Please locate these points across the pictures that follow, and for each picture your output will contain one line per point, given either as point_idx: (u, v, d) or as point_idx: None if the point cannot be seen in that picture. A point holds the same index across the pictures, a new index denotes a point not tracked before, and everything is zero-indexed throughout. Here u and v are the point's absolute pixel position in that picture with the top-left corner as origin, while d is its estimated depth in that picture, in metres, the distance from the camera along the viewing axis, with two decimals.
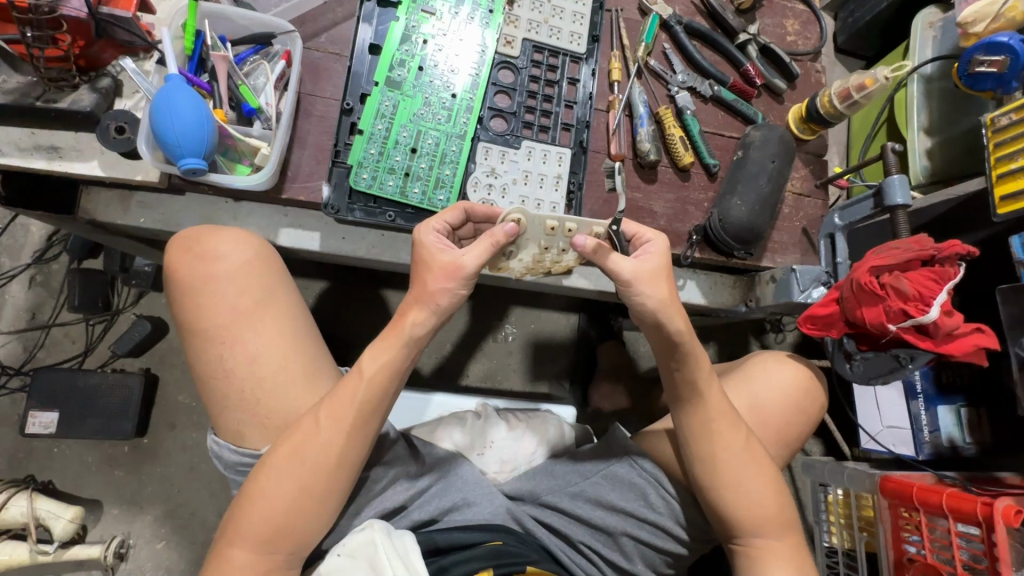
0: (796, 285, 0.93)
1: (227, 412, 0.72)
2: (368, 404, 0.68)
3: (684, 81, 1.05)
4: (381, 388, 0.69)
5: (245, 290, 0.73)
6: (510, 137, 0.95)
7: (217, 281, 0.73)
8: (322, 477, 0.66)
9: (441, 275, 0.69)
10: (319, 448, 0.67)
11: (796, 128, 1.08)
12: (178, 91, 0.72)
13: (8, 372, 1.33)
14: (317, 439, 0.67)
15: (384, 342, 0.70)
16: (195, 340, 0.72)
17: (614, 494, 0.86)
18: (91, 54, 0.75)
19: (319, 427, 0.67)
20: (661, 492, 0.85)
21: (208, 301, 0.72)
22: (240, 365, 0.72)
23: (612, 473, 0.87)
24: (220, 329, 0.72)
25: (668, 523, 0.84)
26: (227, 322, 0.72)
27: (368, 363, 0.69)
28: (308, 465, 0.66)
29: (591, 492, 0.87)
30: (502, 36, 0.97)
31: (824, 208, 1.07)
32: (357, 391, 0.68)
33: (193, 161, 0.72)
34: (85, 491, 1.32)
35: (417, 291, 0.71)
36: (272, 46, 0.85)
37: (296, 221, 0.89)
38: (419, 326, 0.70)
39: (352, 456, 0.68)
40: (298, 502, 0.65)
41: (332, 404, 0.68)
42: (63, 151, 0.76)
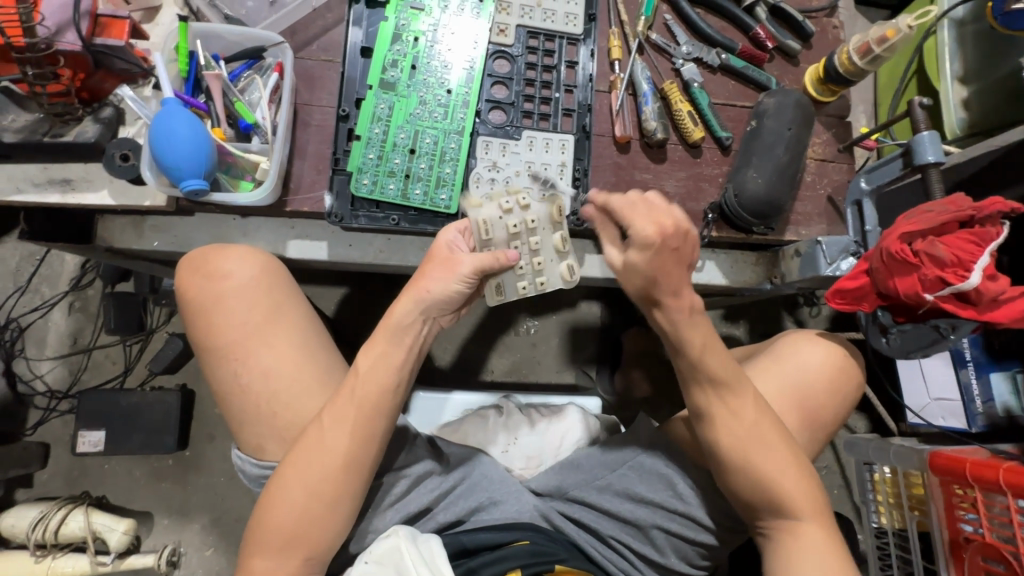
0: (823, 258, 0.88)
1: (246, 426, 0.73)
2: (371, 404, 0.70)
3: (689, 52, 1.00)
4: (380, 387, 0.70)
5: (253, 307, 0.74)
6: (511, 128, 0.93)
7: (227, 298, 0.74)
8: (331, 482, 0.67)
9: (440, 268, 0.75)
10: (330, 453, 0.68)
11: (814, 91, 1.02)
12: (176, 114, 0.73)
13: (57, 395, 1.39)
14: (325, 444, 0.68)
15: (378, 338, 0.73)
16: (210, 359, 0.74)
17: (643, 486, 0.84)
18: (92, 85, 0.77)
19: (327, 431, 0.68)
20: (689, 483, 0.82)
21: (218, 320, 0.74)
22: (253, 380, 0.73)
23: (637, 464, 0.85)
24: (231, 346, 0.73)
25: (699, 513, 0.81)
26: (238, 339, 0.73)
27: (364, 361, 0.72)
28: (318, 472, 0.67)
29: (620, 485, 0.85)
30: (494, 25, 0.94)
31: (850, 173, 1.01)
32: (361, 390, 0.70)
33: (194, 182, 0.73)
34: (136, 504, 1.38)
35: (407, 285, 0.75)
36: (265, 60, 0.85)
37: (302, 232, 0.89)
38: (408, 316, 0.73)
39: (364, 459, 0.69)
40: (315, 508, 0.67)
41: (335, 408, 0.69)
42: (75, 183, 0.78)
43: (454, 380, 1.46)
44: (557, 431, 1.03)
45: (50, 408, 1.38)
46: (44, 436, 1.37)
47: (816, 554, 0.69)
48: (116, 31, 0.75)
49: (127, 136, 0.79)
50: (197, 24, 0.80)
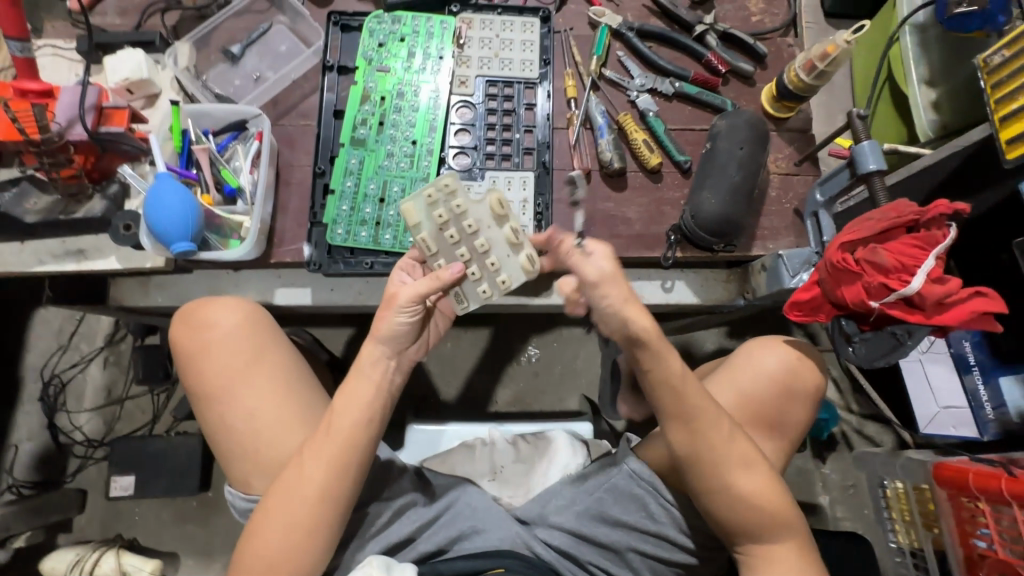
0: (784, 271, 0.89)
1: (234, 464, 0.80)
2: (344, 438, 0.74)
3: (642, 84, 1.05)
4: (351, 422, 0.74)
5: (237, 352, 0.81)
6: (475, 171, 0.99)
7: (213, 345, 0.81)
8: (308, 514, 0.72)
9: (390, 306, 0.77)
10: (306, 487, 0.72)
11: (771, 108, 1.05)
12: (166, 186, 0.82)
13: (93, 444, 1.51)
14: (301, 478, 0.72)
15: (348, 375, 0.77)
16: (201, 403, 0.81)
17: (618, 508, 0.85)
18: (101, 166, 0.88)
19: (304, 465, 0.73)
20: (660, 501, 0.84)
21: (207, 367, 0.81)
22: (240, 421, 0.79)
23: (612, 485, 0.85)
24: (219, 390, 0.80)
25: (671, 531, 0.83)
26: (225, 383, 0.80)
27: (337, 398, 0.76)
28: (296, 505, 0.72)
29: (596, 507, 0.86)
30: (456, 78, 1.03)
31: (815, 184, 1.02)
32: (334, 425, 0.74)
33: (182, 244, 0.81)
34: (163, 546, 1.46)
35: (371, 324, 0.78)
36: (247, 129, 0.95)
37: (288, 280, 0.97)
38: (376, 355, 0.77)
39: (341, 489, 0.73)
40: (296, 533, 0.71)
41: (312, 444, 0.74)
42: (88, 252, 0.89)
43: (457, 412, 1.50)
44: (544, 458, 1.05)
45: (88, 456, 1.50)
46: (83, 483, 1.48)
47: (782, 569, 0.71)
48: (117, 119, 0.87)
49: (132, 207, 0.89)
50: (188, 106, 0.91)
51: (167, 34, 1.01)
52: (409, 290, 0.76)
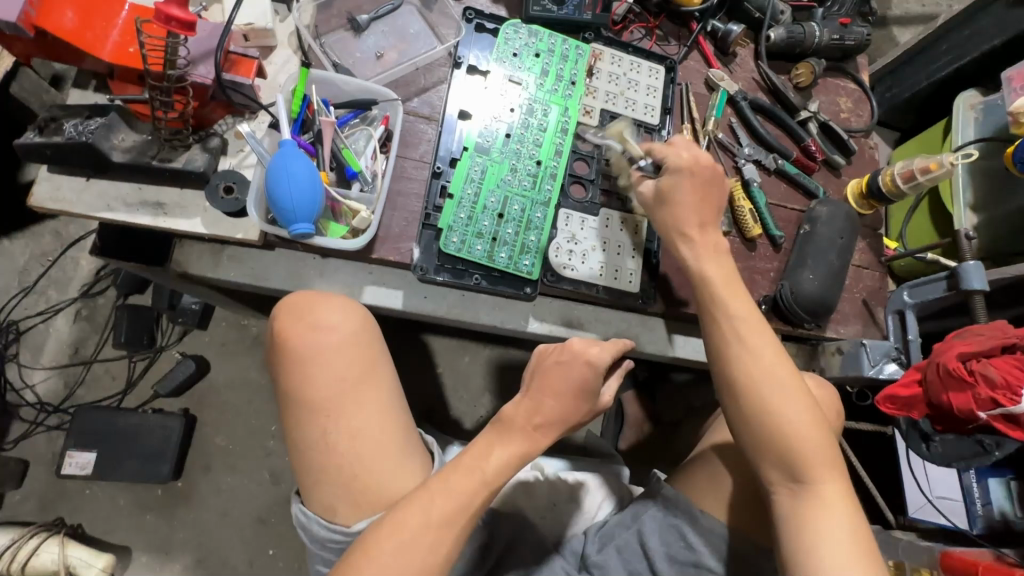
0: (866, 359, 0.95)
1: (322, 484, 0.72)
2: (475, 497, 0.66)
3: (750, 153, 1.09)
4: (494, 485, 0.68)
5: (348, 366, 0.75)
6: (590, 204, 0.97)
7: (326, 352, 0.75)
8: (418, 567, 0.63)
9: (572, 375, 0.70)
10: (421, 535, 0.64)
11: (856, 203, 1.13)
12: (294, 158, 0.73)
13: (47, 409, 1.29)
14: (417, 525, 0.64)
15: (504, 433, 0.70)
16: (300, 412, 0.74)
17: (657, 539, 0.91)
18: (203, 113, 0.78)
19: (422, 510, 0.64)
20: (700, 530, 0.89)
21: (316, 374, 0.74)
22: (343, 440, 0.72)
23: (650, 516, 0.93)
24: (325, 402, 0.73)
25: (712, 562, 0.87)
26: (332, 396, 0.73)
27: (490, 457, 0.68)
28: (408, 554, 0.62)
29: (637, 540, 0.92)
30: (581, 106, 1.01)
31: (881, 280, 1.11)
32: (469, 479, 0.67)
33: (303, 226, 0.73)
34: (114, 536, 1.27)
35: (541, 386, 0.70)
36: (370, 111, 0.88)
37: (380, 278, 0.90)
38: (544, 419, 0.70)
39: (455, 549, 0.65)
40: (413, 574, 0.62)
41: (444, 491, 0.66)
42: (167, 207, 0.77)
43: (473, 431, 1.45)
44: (593, 500, 1.06)
45: (37, 422, 1.28)
46: (24, 453, 1.26)
47: (834, 521, 0.71)
48: (245, 69, 0.77)
49: (228, 166, 0.79)
50: (318, 72, 0.82)
51: None
52: (603, 359, 0.71)
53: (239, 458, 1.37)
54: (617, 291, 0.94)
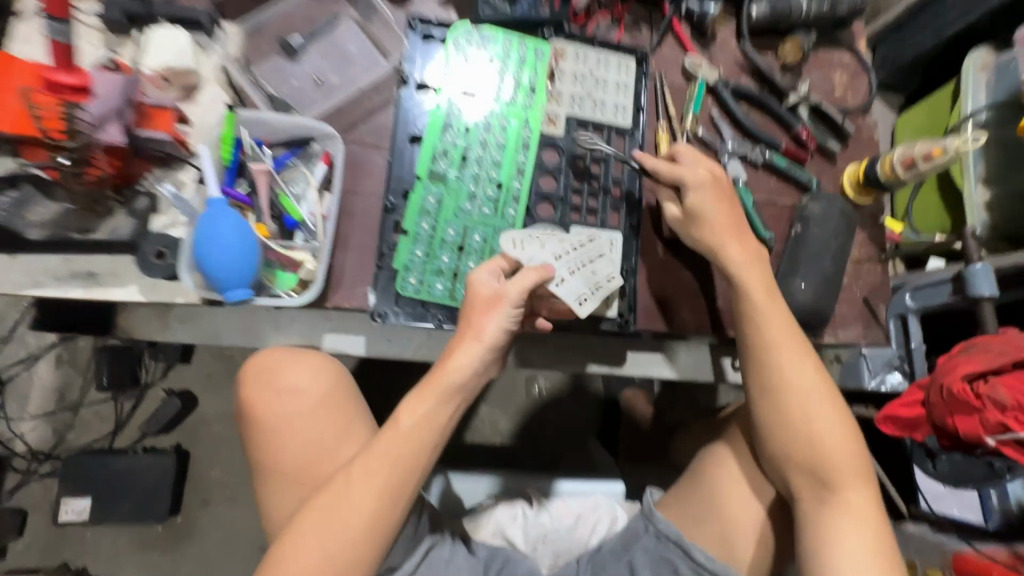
0: (866, 370, 0.92)
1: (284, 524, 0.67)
2: (404, 459, 0.66)
3: (734, 149, 1.00)
4: (418, 442, 0.66)
5: (325, 428, 0.68)
6: (559, 224, 0.90)
7: (297, 418, 0.68)
8: (355, 540, 0.63)
9: (485, 309, 0.70)
10: (354, 508, 0.63)
11: (853, 192, 1.03)
12: (223, 219, 0.68)
13: (39, 457, 1.29)
14: (351, 497, 0.63)
15: (421, 393, 0.67)
16: (275, 482, 0.67)
17: (648, 570, 0.89)
18: (128, 171, 0.71)
19: (354, 484, 0.64)
20: (690, 564, 0.87)
21: (294, 443, 0.67)
22: (314, 481, 0.67)
23: (641, 547, 0.92)
24: (303, 471, 0.67)
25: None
26: (311, 465, 0.67)
27: (406, 416, 0.67)
28: (337, 529, 0.63)
29: (627, 571, 0.91)
30: (545, 114, 0.93)
31: (884, 275, 1.03)
32: (391, 440, 0.66)
33: (240, 292, 0.68)
34: (120, 575, 1.29)
35: (463, 329, 0.70)
36: (312, 146, 0.81)
37: (339, 324, 0.85)
38: (457, 374, 0.68)
39: (390, 519, 0.65)
40: (339, 550, 0.62)
41: (367, 457, 0.65)
42: (100, 277, 0.72)
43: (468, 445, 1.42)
44: (586, 524, 1.03)
45: (31, 471, 1.28)
46: (22, 502, 1.27)
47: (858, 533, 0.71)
48: (163, 123, 0.71)
49: (160, 226, 0.73)
50: (245, 112, 0.75)
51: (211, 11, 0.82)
52: (517, 288, 0.70)
53: (235, 489, 1.37)
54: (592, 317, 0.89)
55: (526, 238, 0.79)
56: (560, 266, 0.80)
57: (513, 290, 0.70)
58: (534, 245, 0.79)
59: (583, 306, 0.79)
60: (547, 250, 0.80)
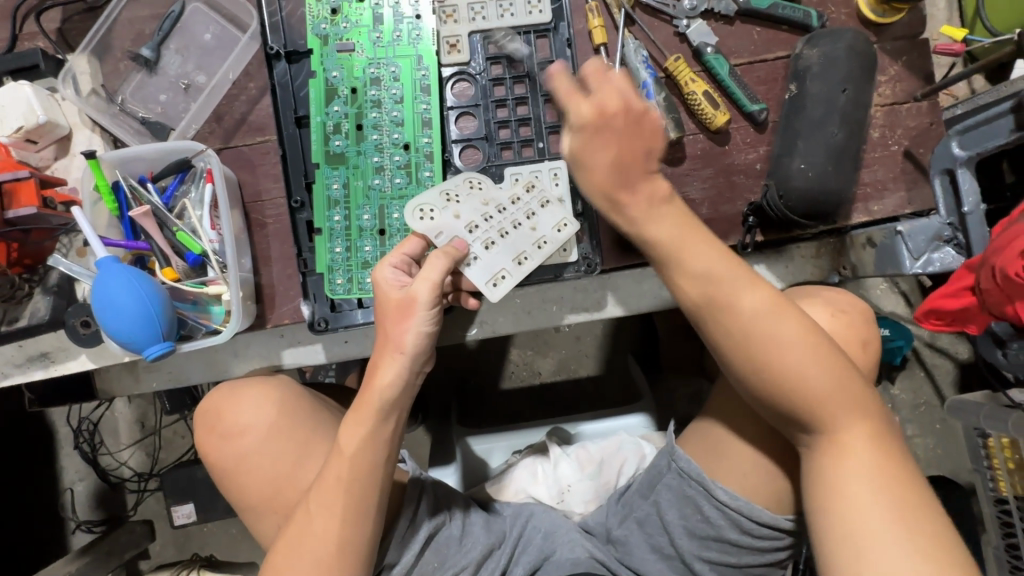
0: (907, 252, 0.70)
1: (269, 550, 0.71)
2: (356, 482, 0.64)
3: (693, 6, 0.77)
4: (365, 464, 0.64)
5: (279, 460, 0.69)
6: (490, 169, 0.77)
7: (250, 457, 0.69)
8: (327, 563, 0.64)
9: (396, 316, 0.63)
10: (320, 536, 0.64)
11: (871, 12, 0.77)
12: (113, 281, 0.65)
13: (144, 477, 1.48)
14: (314, 528, 0.64)
15: (356, 415, 0.64)
16: (247, 516, 0.71)
17: (673, 512, 0.80)
18: (31, 248, 0.70)
19: (316, 515, 0.64)
20: (714, 503, 0.75)
21: (246, 480, 0.69)
22: (276, 513, 0.69)
23: (666, 487, 0.80)
24: (264, 503, 0.69)
25: (734, 535, 0.75)
26: (268, 496, 0.69)
27: (347, 440, 0.65)
28: (310, 557, 0.64)
29: (656, 512, 0.82)
30: (443, 41, 0.77)
31: (932, 113, 0.78)
32: (339, 467, 0.64)
33: (157, 347, 0.66)
34: (240, 557, 1.48)
35: (382, 340, 0.64)
36: (195, 166, 0.74)
37: (293, 339, 0.82)
38: (389, 389, 0.63)
39: (358, 537, 0.65)
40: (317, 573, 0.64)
41: (323, 485, 0.64)
42: (53, 354, 0.74)
43: (503, 395, 1.41)
44: (612, 468, 0.98)
45: (142, 489, 1.47)
46: (146, 513, 1.48)
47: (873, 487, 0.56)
48: (25, 196, 0.68)
49: (84, 294, 0.73)
50: (108, 155, 0.70)
51: (56, 49, 0.77)
52: (425, 285, 0.63)
53: None
54: (551, 266, 0.78)
55: (442, 209, 0.71)
56: (474, 239, 0.71)
57: (423, 290, 0.63)
58: (446, 215, 0.71)
59: (497, 286, 0.71)
60: (462, 219, 0.72)
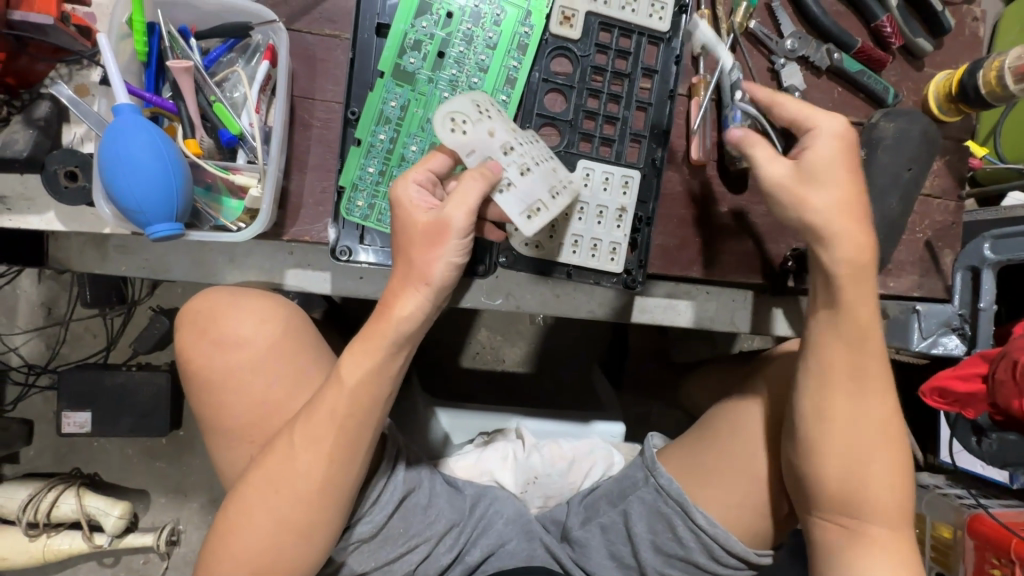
0: (917, 331, 0.78)
1: (230, 480, 0.63)
2: (351, 418, 0.57)
3: (793, 48, 0.79)
4: (365, 399, 0.58)
5: (274, 385, 0.61)
6: (564, 155, 0.74)
7: (243, 373, 0.61)
8: (305, 507, 0.57)
9: (426, 241, 0.58)
10: (303, 474, 0.57)
11: (938, 108, 0.82)
12: (133, 133, 0.55)
13: (35, 371, 1.25)
14: (295, 464, 0.57)
15: (366, 342, 0.58)
16: (217, 440, 0.62)
17: (642, 524, 0.80)
18: (18, 67, 0.57)
19: (300, 448, 0.57)
20: (689, 524, 0.76)
21: (229, 399, 0.61)
22: (253, 443, 0.61)
23: (638, 499, 0.81)
24: (244, 430, 0.61)
25: (701, 558, 0.77)
26: (250, 423, 0.61)
27: (349, 369, 0.57)
28: (288, 492, 0.57)
29: (622, 521, 0.82)
30: (558, 10, 0.72)
31: (956, 213, 0.85)
32: (334, 398, 0.57)
33: (165, 227, 0.56)
34: (128, 482, 1.27)
35: (404, 269, 0.59)
36: (252, 38, 0.64)
37: (303, 259, 0.74)
38: (408, 319, 0.57)
39: (345, 482, 0.58)
40: (291, 513, 0.57)
41: (311, 416, 0.57)
42: (10, 201, 0.61)
43: (468, 373, 1.36)
44: (580, 469, 0.96)
45: (29, 384, 1.25)
46: (26, 413, 1.26)
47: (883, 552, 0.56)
48: None
49: (73, 140, 0.61)
50: None
51: None
52: (462, 211, 0.58)
53: None
54: (594, 272, 0.77)
55: (476, 122, 0.63)
56: (509, 162, 0.64)
57: (456, 215, 0.58)
58: (480, 131, 0.63)
59: (532, 220, 0.65)
60: (497, 138, 0.64)
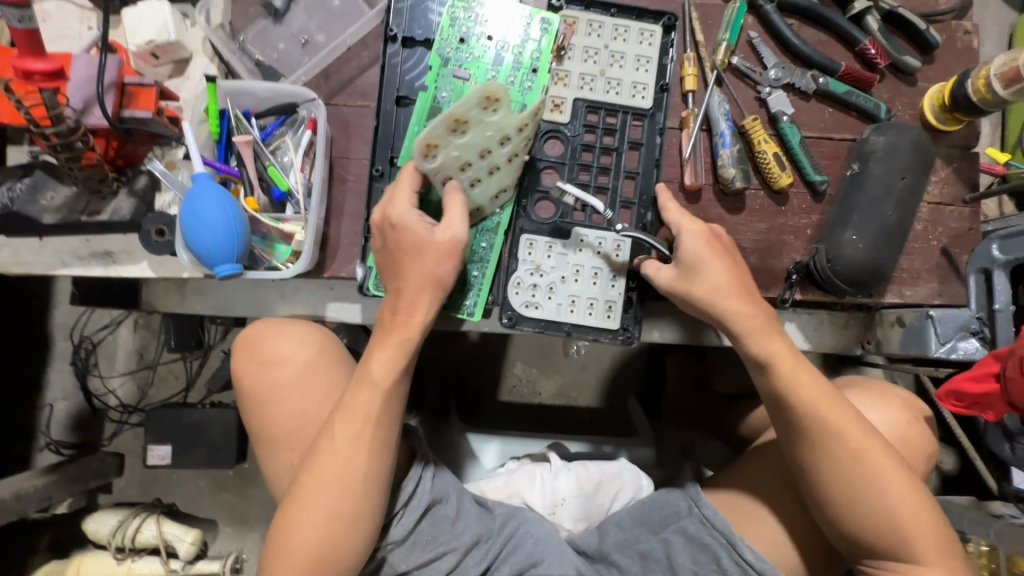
0: (935, 336, 0.77)
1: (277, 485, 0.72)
2: (383, 412, 0.66)
3: (778, 77, 0.85)
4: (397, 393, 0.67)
5: (310, 397, 0.71)
6: (561, 224, 0.83)
7: (283, 386, 0.71)
8: (353, 499, 0.65)
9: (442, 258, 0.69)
10: (347, 464, 0.65)
11: (936, 119, 0.84)
12: (205, 191, 0.68)
13: (128, 410, 1.43)
14: (337, 456, 0.65)
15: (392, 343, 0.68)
16: (264, 447, 0.72)
17: (685, 555, 0.81)
18: (126, 151, 0.74)
19: (341, 443, 0.65)
20: (735, 557, 0.78)
21: (273, 406, 0.71)
22: (295, 447, 0.70)
23: (680, 528, 0.82)
24: (287, 437, 0.71)
25: None
26: (294, 431, 0.71)
27: (381, 369, 0.67)
28: (337, 486, 0.64)
29: (663, 551, 0.83)
30: (548, 99, 0.82)
31: (971, 219, 0.84)
32: (372, 395, 0.66)
33: (227, 267, 0.69)
34: (201, 512, 1.40)
35: (415, 286, 0.68)
36: (298, 113, 0.79)
37: (341, 294, 0.85)
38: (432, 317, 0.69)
39: (381, 469, 0.66)
40: (338, 505, 0.64)
41: (348, 411, 0.66)
42: (115, 255, 0.76)
43: (503, 405, 1.41)
44: (607, 492, 0.97)
45: (123, 422, 1.43)
46: (119, 447, 1.43)
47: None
48: (143, 100, 0.72)
49: (163, 204, 0.76)
50: (226, 82, 0.75)
51: None
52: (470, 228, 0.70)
53: None
54: (590, 329, 0.83)
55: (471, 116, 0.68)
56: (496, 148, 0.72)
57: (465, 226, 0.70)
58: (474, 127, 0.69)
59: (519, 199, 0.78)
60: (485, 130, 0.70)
